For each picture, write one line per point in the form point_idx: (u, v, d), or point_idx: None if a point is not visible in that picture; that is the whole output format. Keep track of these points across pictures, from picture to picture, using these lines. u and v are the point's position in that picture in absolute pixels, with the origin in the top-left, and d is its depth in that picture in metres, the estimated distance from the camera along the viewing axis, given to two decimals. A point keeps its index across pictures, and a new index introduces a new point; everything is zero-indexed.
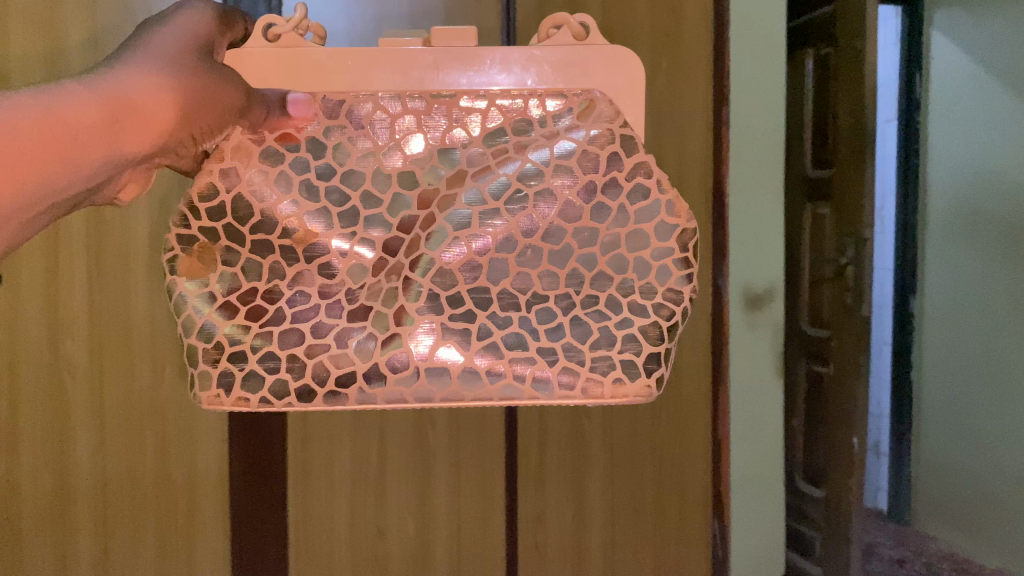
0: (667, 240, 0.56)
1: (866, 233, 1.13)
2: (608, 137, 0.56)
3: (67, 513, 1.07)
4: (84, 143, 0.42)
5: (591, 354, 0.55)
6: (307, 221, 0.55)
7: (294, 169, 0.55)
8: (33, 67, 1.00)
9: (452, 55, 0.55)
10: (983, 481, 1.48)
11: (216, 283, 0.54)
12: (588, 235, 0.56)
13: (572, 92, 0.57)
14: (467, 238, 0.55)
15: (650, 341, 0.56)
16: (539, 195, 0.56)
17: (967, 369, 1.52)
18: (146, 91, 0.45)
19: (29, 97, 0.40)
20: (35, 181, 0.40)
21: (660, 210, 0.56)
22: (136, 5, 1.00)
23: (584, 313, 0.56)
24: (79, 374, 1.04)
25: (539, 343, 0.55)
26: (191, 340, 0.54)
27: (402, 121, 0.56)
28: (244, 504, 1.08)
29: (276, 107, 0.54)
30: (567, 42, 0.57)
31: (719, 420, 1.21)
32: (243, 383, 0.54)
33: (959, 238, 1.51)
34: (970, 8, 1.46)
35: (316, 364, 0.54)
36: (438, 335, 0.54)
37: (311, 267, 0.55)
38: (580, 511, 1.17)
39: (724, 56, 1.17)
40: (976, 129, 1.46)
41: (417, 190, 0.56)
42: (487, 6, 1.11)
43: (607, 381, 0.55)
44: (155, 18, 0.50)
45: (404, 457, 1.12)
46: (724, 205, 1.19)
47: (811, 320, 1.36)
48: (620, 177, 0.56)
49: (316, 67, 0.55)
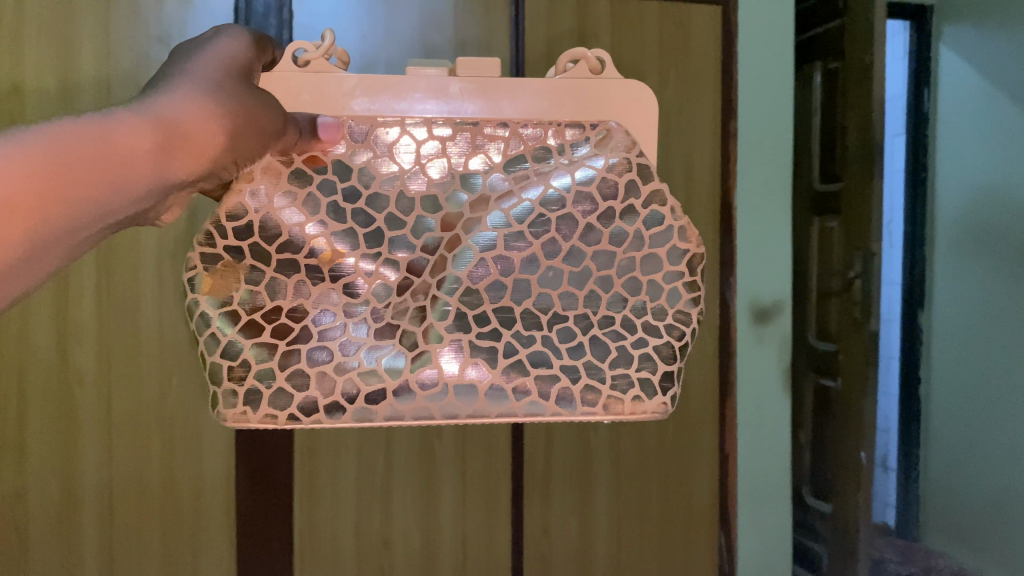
0: (678, 264, 0.57)
1: (873, 247, 1.13)
2: (626, 166, 0.57)
3: (71, 525, 1.03)
4: (134, 172, 0.38)
5: (611, 372, 0.57)
6: (333, 242, 0.54)
7: (322, 192, 0.54)
8: (44, 73, 0.97)
9: (479, 86, 0.56)
10: (992, 499, 1.47)
11: (240, 302, 0.53)
12: (606, 257, 0.57)
13: (589, 123, 0.58)
14: (490, 258, 0.56)
15: (663, 359, 0.57)
16: (560, 219, 0.56)
17: (978, 385, 1.51)
18: (189, 114, 0.42)
19: (80, 121, 0.35)
20: (83, 209, 0.35)
21: (672, 236, 0.57)
22: (145, 16, 0.99)
23: (601, 333, 0.57)
24: (87, 383, 1.02)
25: (561, 361, 0.56)
26: (214, 358, 0.53)
27: (426, 148, 0.56)
28: (250, 515, 1.06)
29: (306, 131, 0.52)
30: (584, 76, 0.58)
31: (726, 433, 1.24)
32: (271, 400, 0.53)
33: (969, 254, 1.51)
34: (976, 25, 1.47)
35: (346, 381, 0.53)
36: (465, 356, 0.55)
37: (336, 286, 0.54)
38: (586, 523, 1.18)
39: (731, 70, 1.19)
40: (982, 144, 1.46)
41: (441, 214, 0.55)
42: (496, 16, 1.10)
43: (628, 399, 0.56)
44: (185, 51, 0.46)
45: (408, 469, 1.11)
46: (730, 218, 1.21)
47: (818, 333, 1.37)
48: (636, 205, 0.57)
49: (346, 91, 0.55)
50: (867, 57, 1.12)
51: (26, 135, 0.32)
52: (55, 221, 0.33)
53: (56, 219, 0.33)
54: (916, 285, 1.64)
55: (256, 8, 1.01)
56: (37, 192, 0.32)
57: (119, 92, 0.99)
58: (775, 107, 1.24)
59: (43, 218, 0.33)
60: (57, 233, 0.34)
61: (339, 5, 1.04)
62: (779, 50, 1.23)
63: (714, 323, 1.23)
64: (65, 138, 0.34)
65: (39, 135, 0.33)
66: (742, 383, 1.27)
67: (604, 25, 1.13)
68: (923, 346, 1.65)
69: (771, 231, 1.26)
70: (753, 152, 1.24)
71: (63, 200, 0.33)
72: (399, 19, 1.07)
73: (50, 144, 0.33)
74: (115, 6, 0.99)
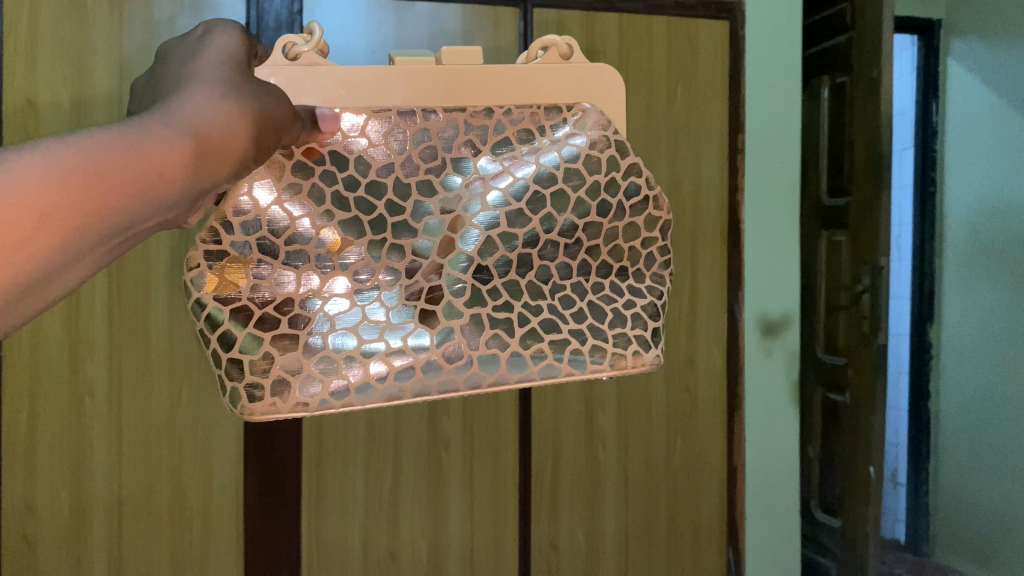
0: (652, 230, 0.60)
1: (882, 261, 1.12)
2: (605, 143, 0.58)
3: (80, 536, 1.03)
4: (171, 183, 0.34)
5: (611, 332, 0.57)
6: (340, 232, 0.52)
7: (325, 182, 0.52)
8: (55, 84, 0.98)
9: (464, 74, 0.54)
10: (1004, 515, 1.46)
11: (249, 297, 0.50)
12: (596, 229, 0.58)
13: (566, 106, 0.57)
14: (495, 233, 0.55)
15: (650, 316, 0.59)
16: (556, 195, 0.57)
17: (989, 401, 1.49)
18: (210, 119, 0.37)
19: (106, 134, 0.31)
20: (106, 223, 0.30)
21: (646, 207, 0.60)
22: (158, 29, 1.00)
23: (597, 299, 0.58)
24: (98, 395, 1.01)
25: (569, 325, 0.56)
26: (231, 355, 0.49)
27: (421, 137, 0.54)
28: (258, 525, 1.06)
29: (309, 122, 0.50)
30: (558, 61, 0.57)
31: (734, 447, 1.24)
32: (302, 387, 0.50)
33: (981, 268, 1.50)
34: (985, 38, 1.47)
35: (374, 363, 0.51)
36: (486, 329, 0.54)
37: (345, 273, 0.52)
38: (594, 536, 1.18)
39: (738, 83, 1.19)
40: (992, 158, 1.46)
41: (438, 199, 0.54)
42: (505, 29, 1.10)
43: (629, 353, 0.57)
44: (192, 56, 0.42)
45: (417, 482, 1.11)
46: (738, 231, 1.21)
47: (826, 346, 1.38)
48: (618, 178, 0.58)
49: (338, 81, 0.52)
50: (874, 69, 1.12)
51: (49, 153, 0.29)
52: (71, 240, 0.29)
53: (81, 243, 0.29)
54: (926, 299, 1.64)
55: (268, 22, 1.00)
56: (47, 210, 0.28)
57: None
58: (783, 119, 1.25)
59: (55, 238, 0.28)
60: (73, 252, 0.29)
61: (349, 20, 1.04)
62: (786, 63, 1.24)
63: (723, 335, 1.23)
64: (76, 151, 0.30)
65: (46, 150, 0.29)
66: (751, 396, 1.26)
67: (613, 38, 1.14)
68: (933, 360, 1.64)
69: (777, 243, 1.26)
70: (761, 164, 1.24)
71: (80, 218, 0.29)
72: (409, 33, 1.07)
73: (59, 158, 0.29)
74: (130, 20, 1.00)
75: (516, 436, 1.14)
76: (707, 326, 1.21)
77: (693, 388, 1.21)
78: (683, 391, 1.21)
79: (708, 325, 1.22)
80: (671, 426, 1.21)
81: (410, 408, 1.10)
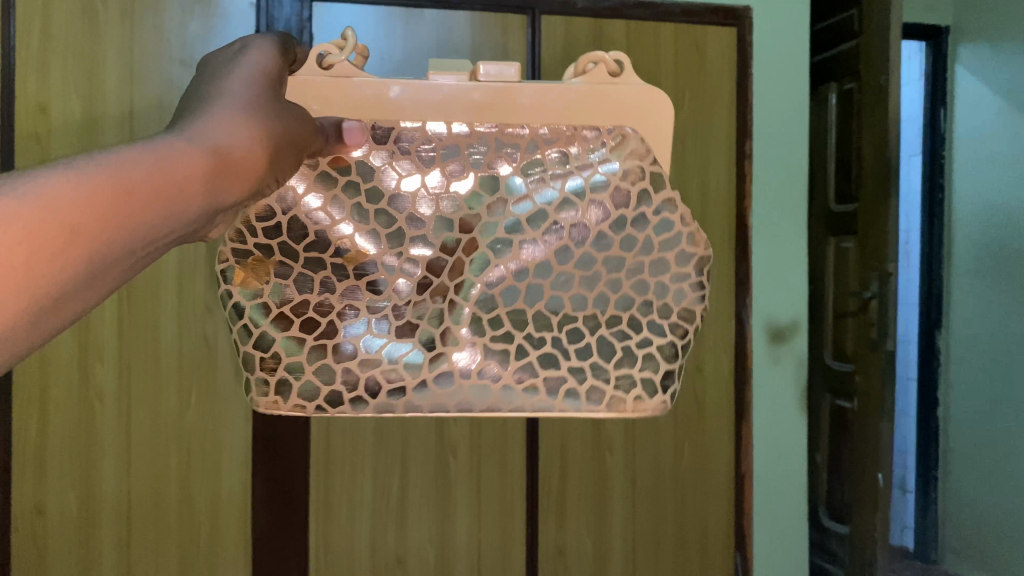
0: (685, 266, 0.51)
1: (889, 268, 1.12)
2: (638, 173, 0.50)
3: (90, 540, 1.03)
4: (193, 197, 0.34)
5: (615, 372, 0.50)
6: (359, 243, 0.49)
7: (347, 193, 0.49)
8: (67, 91, 0.99)
9: (498, 91, 0.49)
10: (1011, 522, 1.45)
11: (269, 295, 0.48)
12: (617, 262, 0.51)
13: (605, 127, 0.51)
14: (508, 263, 0.50)
15: (665, 358, 0.50)
16: (574, 226, 0.50)
17: (997, 407, 1.49)
18: (230, 138, 0.38)
19: (133, 151, 0.32)
20: (132, 237, 0.31)
21: (680, 242, 0.51)
22: (168, 36, 1.01)
23: (608, 334, 0.50)
24: (107, 401, 1.02)
25: (569, 362, 0.50)
26: (245, 349, 0.48)
27: (447, 151, 0.50)
28: (266, 531, 1.06)
29: (332, 136, 0.47)
30: (601, 82, 0.50)
31: (743, 454, 1.23)
32: (301, 391, 0.48)
33: (989, 276, 1.50)
34: (993, 44, 1.48)
35: (369, 378, 0.48)
36: (479, 359, 0.49)
37: (360, 283, 0.49)
38: (601, 543, 1.18)
39: (746, 90, 1.19)
40: (1000, 165, 1.46)
41: (458, 216, 0.50)
42: (513, 35, 1.11)
43: (630, 399, 0.49)
44: (214, 66, 0.42)
45: (425, 487, 1.11)
46: (746, 238, 1.21)
47: (834, 352, 1.37)
48: (647, 211, 0.50)
49: (360, 96, 0.48)
50: (882, 76, 1.12)
51: (80, 168, 0.29)
52: (97, 257, 0.29)
53: (109, 256, 0.30)
54: (933, 306, 1.63)
55: (277, 30, 1.02)
56: (72, 229, 0.28)
57: (142, 112, 1.01)
58: (793, 126, 1.24)
59: (82, 255, 0.29)
60: (100, 268, 0.30)
61: (358, 27, 1.05)
62: (797, 69, 1.23)
63: (731, 341, 1.23)
64: (104, 166, 0.30)
65: (76, 165, 0.29)
66: (762, 404, 1.25)
67: (620, 45, 1.15)
68: (941, 366, 1.64)
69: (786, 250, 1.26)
70: (771, 170, 1.23)
71: (107, 232, 0.30)
72: (417, 39, 1.08)
73: (89, 172, 0.29)
74: (141, 26, 1.00)
75: (523, 442, 1.14)
76: (714, 332, 1.21)
77: (700, 394, 1.21)
78: (691, 397, 1.21)
79: (716, 332, 1.22)
80: (679, 432, 1.21)
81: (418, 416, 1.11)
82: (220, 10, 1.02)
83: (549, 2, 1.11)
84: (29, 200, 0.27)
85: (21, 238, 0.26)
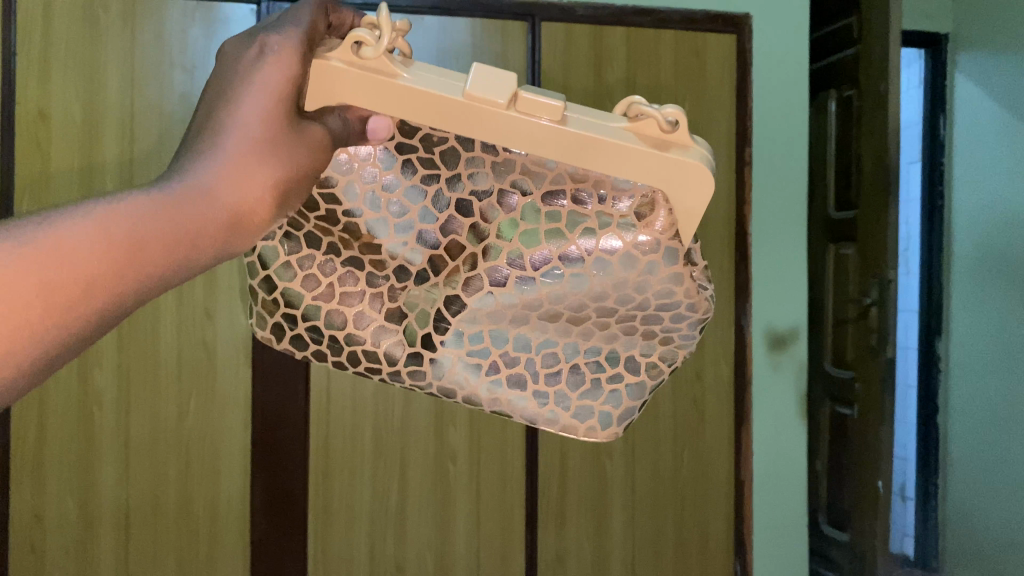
0: (678, 323, 0.45)
1: (889, 274, 1.12)
2: (652, 247, 0.42)
3: (88, 547, 1.03)
4: (206, 244, 0.33)
5: (577, 401, 0.46)
6: (369, 228, 0.44)
7: (366, 175, 0.43)
8: (68, 97, 0.99)
9: (520, 128, 0.37)
10: (1012, 529, 1.44)
11: (280, 241, 0.44)
12: (609, 307, 0.44)
13: (638, 186, 0.40)
14: (500, 295, 0.44)
15: (631, 398, 0.46)
16: (574, 276, 0.43)
17: (997, 414, 1.48)
18: (243, 182, 0.35)
19: (152, 199, 0.31)
20: (145, 287, 0.31)
21: (678, 308, 0.44)
22: (169, 42, 1.01)
23: (583, 362, 0.46)
24: (106, 406, 1.02)
25: (535, 385, 0.46)
26: (253, 283, 0.46)
27: (473, 159, 0.42)
28: (265, 538, 1.06)
29: (353, 132, 0.41)
30: (648, 140, 0.38)
31: (742, 461, 1.23)
32: (291, 340, 0.47)
33: (992, 283, 1.49)
34: (993, 51, 1.47)
35: (351, 351, 0.46)
36: (450, 368, 0.45)
37: (364, 258, 0.45)
38: (601, 549, 1.18)
39: (746, 97, 1.19)
40: (1001, 171, 1.46)
41: (469, 222, 0.43)
42: (514, 42, 1.11)
43: (581, 428, 0.46)
44: (229, 75, 0.37)
45: (423, 494, 1.11)
46: (746, 245, 1.21)
47: (834, 359, 1.38)
48: (651, 279, 0.42)
49: (338, 89, 0.38)
50: (881, 84, 1.12)
51: (96, 220, 0.29)
52: (89, 323, 0.29)
53: (120, 306, 0.30)
54: (934, 313, 1.64)
55: None
56: (64, 301, 0.27)
57: (144, 118, 1.01)
58: (793, 133, 1.23)
59: (74, 321, 0.28)
60: (94, 331, 0.29)
61: None
62: (796, 76, 1.22)
63: (731, 348, 1.23)
64: (122, 216, 0.30)
65: (95, 215, 0.29)
66: (762, 412, 1.25)
67: (619, 51, 1.15)
68: (942, 372, 1.63)
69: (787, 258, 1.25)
70: (772, 178, 1.23)
71: (121, 283, 0.29)
72: (419, 48, 1.08)
73: (104, 224, 0.29)
74: (142, 33, 1.00)
75: (523, 447, 1.14)
76: (714, 339, 1.21)
77: (700, 400, 1.21)
78: (690, 404, 1.20)
79: (716, 338, 1.22)
80: (680, 439, 1.20)
81: (417, 424, 1.10)
82: (221, 15, 1.02)
83: (549, 10, 1.11)
84: (43, 259, 0.27)
85: (32, 293, 0.27)
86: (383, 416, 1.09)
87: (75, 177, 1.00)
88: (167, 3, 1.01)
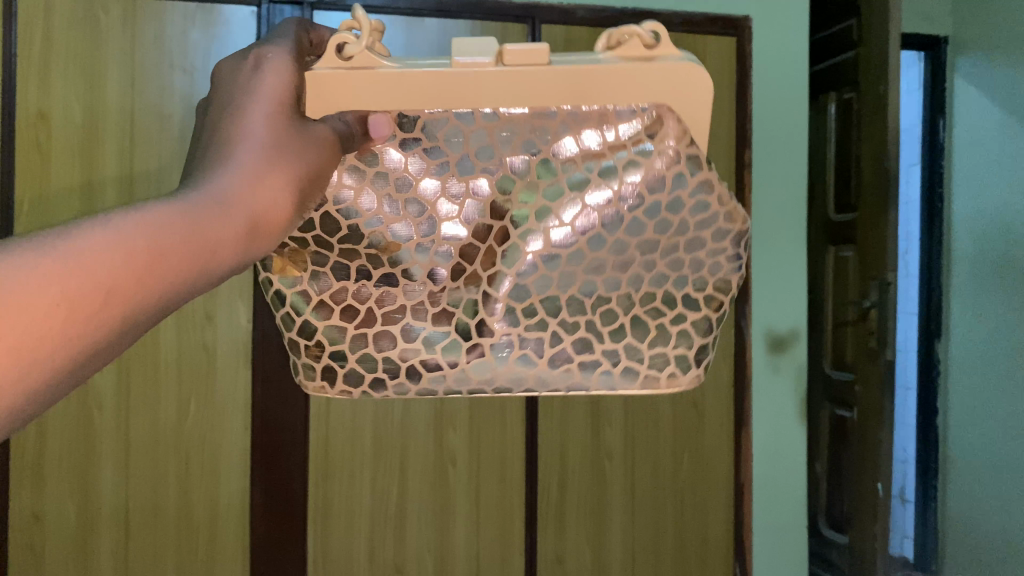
0: (722, 241, 0.44)
1: (889, 276, 1.12)
2: (670, 161, 0.42)
3: (87, 548, 1.03)
4: (219, 254, 0.33)
5: (650, 351, 0.45)
6: (391, 234, 0.43)
7: (378, 183, 0.42)
8: (69, 98, 0.99)
9: (528, 83, 0.39)
10: (1011, 534, 1.44)
11: (310, 283, 0.44)
12: (648, 244, 0.44)
13: (639, 105, 0.41)
14: (541, 257, 0.44)
15: (700, 333, 0.46)
16: (605, 217, 0.43)
17: (997, 419, 1.48)
18: (256, 191, 0.36)
19: (168, 211, 0.32)
20: (163, 296, 0.31)
21: (716, 222, 0.43)
22: (168, 43, 1.01)
23: (643, 312, 0.45)
24: (106, 408, 1.02)
25: (603, 346, 0.45)
26: (292, 334, 0.45)
27: (476, 134, 0.42)
28: (265, 540, 1.06)
29: (357, 135, 0.41)
30: (635, 59, 0.40)
31: (742, 463, 1.23)
32: (344, 380, 0.46)
33: (992, 286, 1.49)
34: (993, 54, 1.48)
35: (410, 367, 0.45)
36: (514, 349, 0.45)
37: (395, 270, 0.44)
38: (599, 552, 1.18)
39: (746, 100, 1.19)
40: (1000, 175, 1.46)
41: (485, 199, 0.43)
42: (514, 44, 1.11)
43: (663, 377, 0.46)
44: (233, 91, 0.40)
45: (422, 495, 1.11)
46: None
47: (833, 361, 1.38)
48: (682, 196, 0.43)
49: (342, 89, 0.40)
50: (881, 85, 1.12)
51: (115, 229, 0.29)
52: (105, 333, 0.28)
53: (139, 314, 0.30)
54: (933, 316, 1.64)
55: None
56: (87, 307, 0.27)
57: (144, 120, 1.01)
58: (793, 135, 1.23)
59: (95, 328, 0.28)
60: (115, 340, 0.29)
61: None
62: (795, 78, 1.23)
63: (731, 350, 1.23)
64: (141, 226, 0.30)
65: (115, 224, 0.29)
66: (761, 414, 1.25)
67: None
68: (941, 375, 1.64)
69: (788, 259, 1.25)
70: (772, 180, 1.23)
71: (140, 291, 0.29)
72: (417, 51, 1.08)
73: (125, 233, 0.29)
74: (142, 34, 1.01)
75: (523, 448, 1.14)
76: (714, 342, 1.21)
77: (700, 402, 1.21)
78: (690, 407, 1.20)
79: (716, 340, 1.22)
80: (678, 441, 1.20)
81: (417, 425, 1.10)
82: (220, 17, 1.02)
83: (549, 11, 1.12)
84: (66, 267, 0.27)
85: (56, 300, 0.26)
86: (383, 416, 1.09)
87: (75, 178, 1.00)
88: (167, 5, 1.01)
